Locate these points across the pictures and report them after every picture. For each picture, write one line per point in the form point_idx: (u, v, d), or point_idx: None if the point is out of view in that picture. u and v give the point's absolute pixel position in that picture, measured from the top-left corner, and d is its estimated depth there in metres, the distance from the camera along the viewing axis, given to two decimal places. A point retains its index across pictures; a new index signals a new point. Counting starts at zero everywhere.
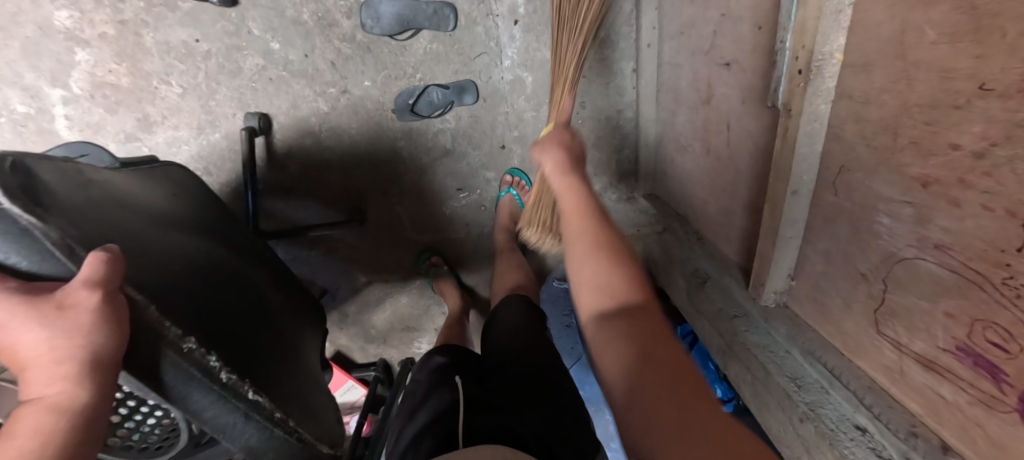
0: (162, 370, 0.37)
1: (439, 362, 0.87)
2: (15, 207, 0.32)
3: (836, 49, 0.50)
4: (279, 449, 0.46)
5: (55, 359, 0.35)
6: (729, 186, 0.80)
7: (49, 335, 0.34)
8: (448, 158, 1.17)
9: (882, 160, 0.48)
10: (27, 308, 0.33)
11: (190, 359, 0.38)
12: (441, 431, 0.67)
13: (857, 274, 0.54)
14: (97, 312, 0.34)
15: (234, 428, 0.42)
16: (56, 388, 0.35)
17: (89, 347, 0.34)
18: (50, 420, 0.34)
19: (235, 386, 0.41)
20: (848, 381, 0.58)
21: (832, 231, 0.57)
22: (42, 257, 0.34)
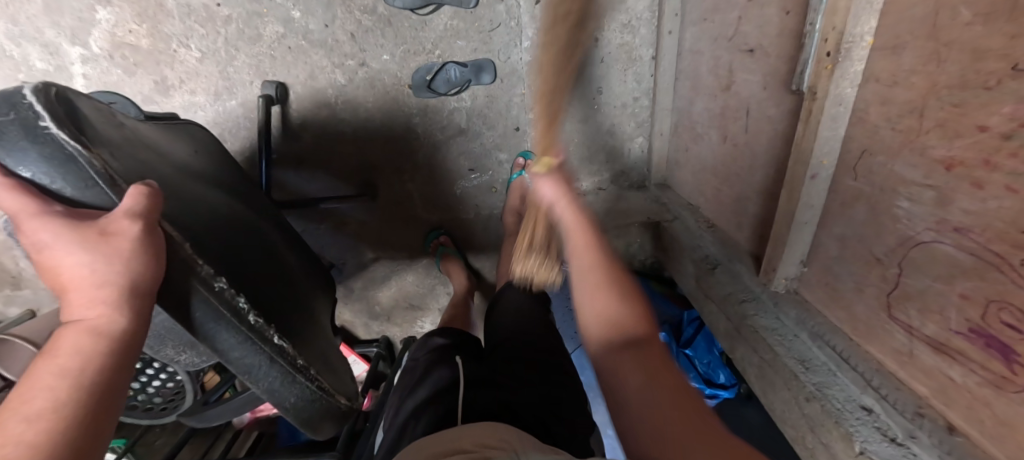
0: (195, 308, 0.39)
1: (438, 343, 0.88)
2: (63, 134, 0.35)
3: (866, 31, 0.50)
4: (300, 396, 0.49)
5: (96, 285, 0.36)
6: (744, 174, 0.80)
7: (91, 260, 0.35)
8: (462, 137, 1.17)
9: (906, 142, 0.48)
10: (72, 230, 0.35)
11: (219, 297, 0.40)
12: (440, 407, 0.67)
13: (871, 258, 0.55)
14: (139, 238, 0.36)
15: (259, 371, 0.45)
16: (96, 313, 0.36)
17: (129, 272, 0.35)
18: (90, 343, 0.35)
19: (260, 329, 0.44)
20: (857, 364, 0.59)
21: (849, 214, 0.57)
22: (85, 186, 0.36)
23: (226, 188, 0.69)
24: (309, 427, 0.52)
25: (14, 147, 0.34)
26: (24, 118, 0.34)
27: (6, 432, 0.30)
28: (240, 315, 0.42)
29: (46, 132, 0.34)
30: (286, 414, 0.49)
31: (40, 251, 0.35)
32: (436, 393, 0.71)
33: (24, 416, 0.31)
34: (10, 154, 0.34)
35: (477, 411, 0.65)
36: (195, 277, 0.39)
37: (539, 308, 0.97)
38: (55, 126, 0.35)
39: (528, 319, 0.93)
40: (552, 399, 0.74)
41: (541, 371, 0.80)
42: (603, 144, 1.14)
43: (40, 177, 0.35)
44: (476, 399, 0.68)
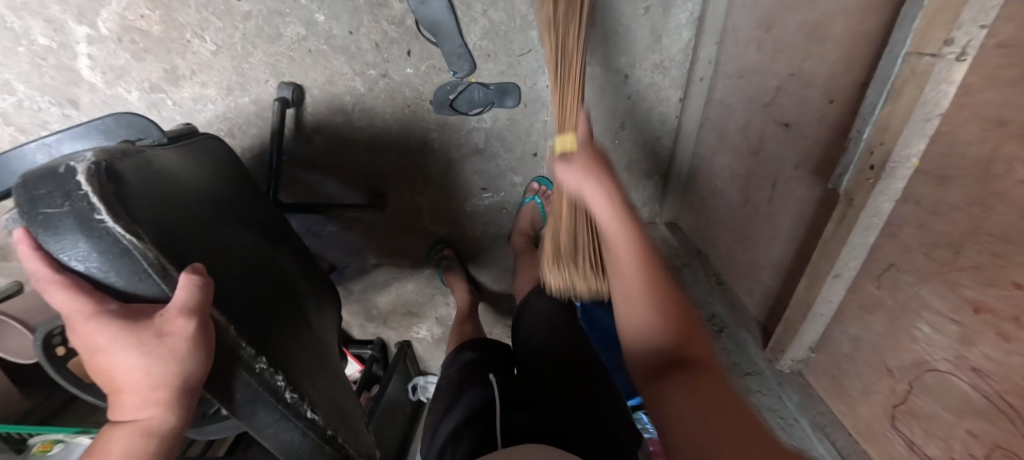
0: (235, 386, 0.40)
1: (467, 358, 0.96)
2: (117, 227, 0.33)
3: (914, 153, 0.49)
4: None
5: (149, 386, 0.34)
6: (763, 242, 0.81)
7: (145, 363, 0.33)
8: (478, 157, 1.15)
9: (937, 272, 0.49)
10: (127, 333, 0.32)
11: (257, 377, 0.41)
12: (479, 432, 0.74)
13: (883, 368, 0.56)
14: (194, 338, 0.34)
15: (291, 444, 0.45)
16: (148, 413, 0.34)
17: (182, 375, 0.34)
18: (139, 446, 0.34)
19: (296, 405, 0.44)
20: None
21: (866, 320, 0.58)
22: (138, 278, 0.34)
23: (242, 219, 0.67)
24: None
25: (70, 241, 0.32)
26: (78, 210, 0.32)
27: None
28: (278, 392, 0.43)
29: (102, 224, 0.32)
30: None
31: (92, 348, 0.33)
32: (470, 419, 0.78)
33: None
34: (68, 249, 0.32)
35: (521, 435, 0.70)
36: (240, 360, 0.40)
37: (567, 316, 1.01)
38: (110, 218, 0.33)
39: (556, 328, 0.97)
40: (589, 409, 0.79)
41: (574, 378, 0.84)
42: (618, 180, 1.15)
43: (96, 271, 0.33)
44: (519, 423, 0.72)
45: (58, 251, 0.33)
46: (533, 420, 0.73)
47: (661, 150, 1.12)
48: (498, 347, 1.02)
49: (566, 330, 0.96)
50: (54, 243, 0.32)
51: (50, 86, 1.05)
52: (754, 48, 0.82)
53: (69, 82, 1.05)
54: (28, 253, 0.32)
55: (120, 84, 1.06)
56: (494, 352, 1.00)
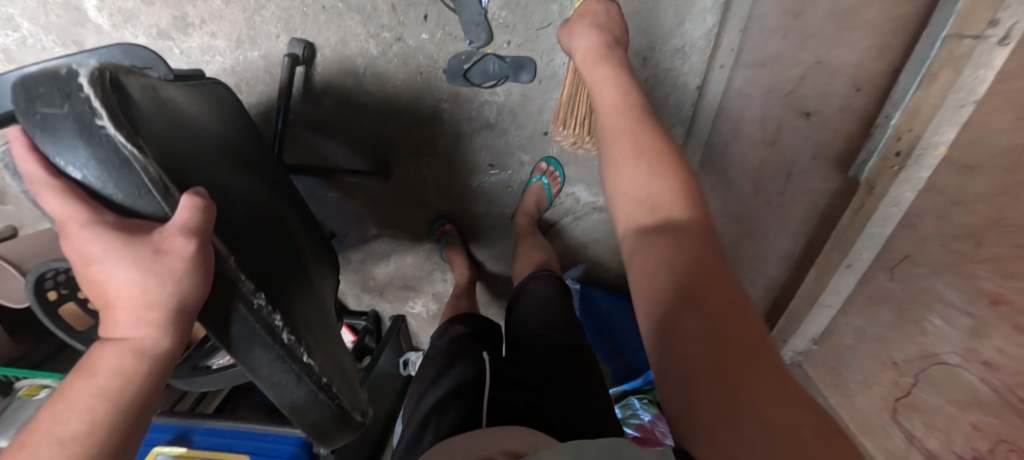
0: (231, 322, 0.38)
1: (458, 332, 0.96)
2: (119, 135, 0.31)
3: (943, 141, 0.48)
4: (320, 413, 0.48)
5: (142, 304, 0.35)
6: (771, 234, 0.80)
7: (141, 280, 0.34)
8: (488, 131, 1.13)
9: (953, 263, 0.48)
10: (123, 247, 0.33)
11: (256, 315, 0.39)
12: (464, 405, 0.71)
13: (888, 361, 0.56)
14: (192, 261, 0.34)
15: (287, 389, 0.44)
16: (141, 333, 0.35)
17: (175, 296, 0.34)
18: (131, 363, 0.35)
19: (292, 348, 0.43)
20: None
21: (874, 312, 0.58)
22: (139, 194, 0.33)
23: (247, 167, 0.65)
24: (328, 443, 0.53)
25: (68, 145, 0.31)
26: (79, 113, 0.31)
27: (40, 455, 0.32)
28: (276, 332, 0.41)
29: (103, 131, 0.31)
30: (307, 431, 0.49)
31: (88, 260, 0.34)
32: (454, 393, 0.76)
33: (58, 439, 0.33)
34: (67, 154, 0.31)
35: (506, 410, 0.68)
36: (239, 295, 0.39)
37: (564, 300, 1.00)
38: (113, 126, 0.31)
39: (552, 310, 0.97)
40: (577, 397, 0.78)
41: (565, 363, 0.84)
42: None
43: (94, 180, 0.32)
44: (506, 399, 0.71)
45: (56, 155, 0.31)
46: (519, 397, 0.72)
47: (673, 139, 1.11)
48: (490, 324, 1.02)
49: (562, 312, 0.96)
50: (52, 146, 0.31)
51: (55, 25, 1.02)
52: (777, 34, 0.79)
53: (75, 23, 1.02)
54: (25, 156, 0.32)
55: (127, 28, 1.03)
56: (486, 328, 0.99)
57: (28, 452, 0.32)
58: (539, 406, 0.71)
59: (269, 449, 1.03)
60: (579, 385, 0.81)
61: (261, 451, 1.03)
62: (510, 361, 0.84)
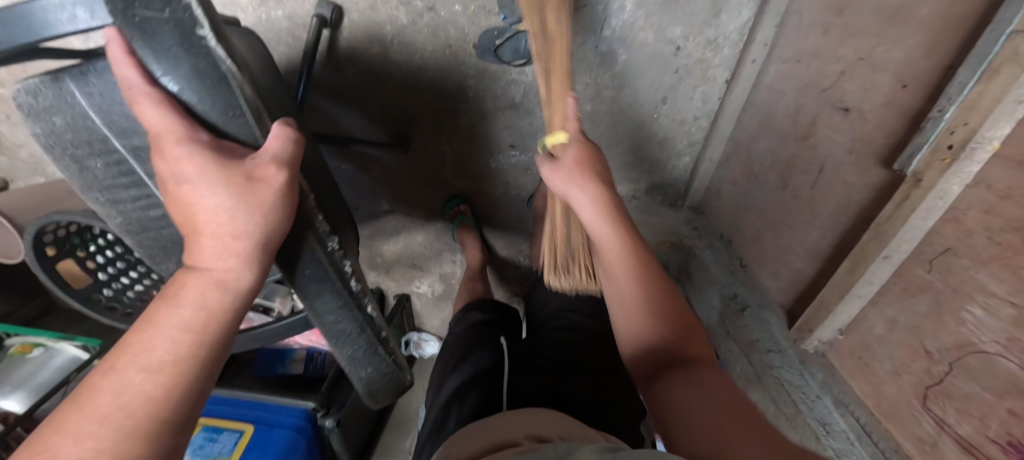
0: (304, 263, 0.42)
1: (479, 318, 0.94)
2: (218, 48, 0.34)
3: (997, 136, 0.48)
4: (375, 365, 0.55)
5: (232, 234, 0.35)
6: (798, 228, 0.81)
7: (232, 206, 0.34)
8: (512, 112, 1.12)
9: (997, 256, 0.48)
10: (221, 171, 0.34)
11: (330, 259, 0.44)
12: (484, 390, 0.71)
13: (919, 350, 0.57)
14: (282, 189, 0.37)
15: (347, 334, 0.50)
16: (226, 265, 0.36)
17: (265, 227, 0.36)
18: (215, 295, 0.36)
19: (357, 297, 0.49)
20: (877, 439, 0.64)
21: (907, 303, 0.59)
22: (232, 113, 0.37)
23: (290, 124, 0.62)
24: (371, 391, 0.58)
25: (169, 55, 0.33)
26: (181, 23, 0.32)
27: (127, 380, 0.32)
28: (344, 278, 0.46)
29: (203, 42, 0.33)
30: (357, 377, 0.55)
31: (179, 178, 0.34)
32: (478, 377, 0.74)
33: (144, 367, 0.33)
34: (166, 65, 0.34)
35: (526, 396, 0.68)
36: (313, 234, 0.41)
37: None
38: (215, 40, 0.34)
39: (568, 297, 0.95)
40: (597, 380, 0.76)
41: (584, 350, 0.82)
42: (649, 156, 1.14)
43: (189, 94, 0.35)
44: (524, 385, 0.70)
45: (154, 63, 0.33)
46: (540, 384, 0.71)
47: (695, 131, 1.10)
48: (507, 310, 1.01)
49: (580, 297, 0.95)
50: (150, 54, 0.33)
51: None
52: (817, 29, 0.79)
53: None
54: (116, 58, 0.32)
55: None
56: (505, 317, 0.98)
57: (115, 378, 0.32)
58: (558, 392, 0.70)
59: (274, 419, 1.01)
60: (602, 369, 0.79)
61: (265, 421, 1.00)
62: (529, 348, 0.83)
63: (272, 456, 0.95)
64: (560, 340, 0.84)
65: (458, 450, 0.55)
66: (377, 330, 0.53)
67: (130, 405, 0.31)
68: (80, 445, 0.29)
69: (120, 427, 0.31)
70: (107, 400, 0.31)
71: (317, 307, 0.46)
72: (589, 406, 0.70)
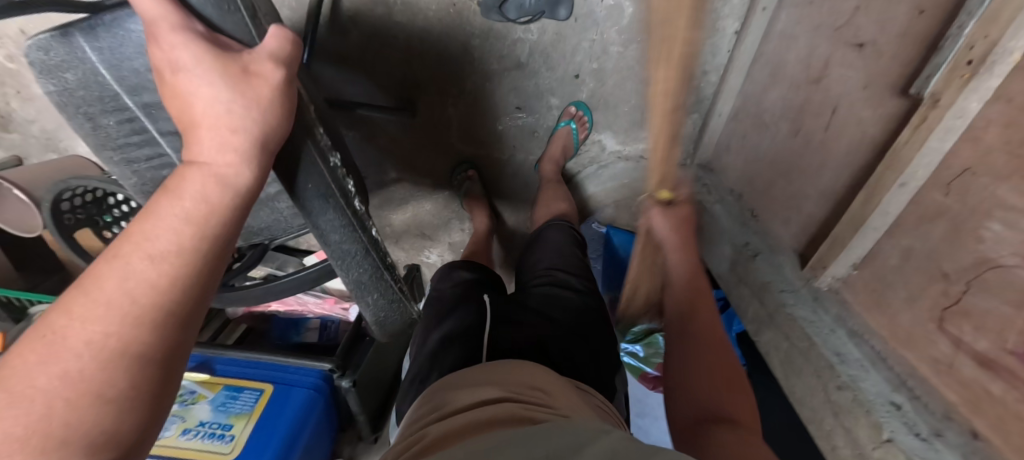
0: (302, 175, 0.39)
1: (465, 277, 0.88)
2: None
3: (1019, 46, 0.46)
4: (379, 290, 0.54)
5: (229, 128, 0.32)
6: (810, 171, 0.80)
7: (228, 99, 0.32)
8: (518, 73, 1.10)
9: (1018, 169, 0.48)
10: (217, 61, 0.31)
11: (332, 174, 0.42)
12: (467, 343, 0.68)
13: (937, 274, 0.57)
14: (279, 85, 0.34)
15: (351, 256, 0.48)
16: (225, 161, 0.33)
17: (261, 126, 0.33)
18: (215, 191, 0.33)
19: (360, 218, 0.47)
20: (894, 365, 0.65)
21: (924, 230, 0.59)
22: (229, 10, 0.33)
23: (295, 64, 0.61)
24: (377, 318, 0.58)
25: None
26: None
27: (132, 266, 0.30)
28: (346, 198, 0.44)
29: None
30: (364, 304, 0.54)
31: (173, 66, 0.31)
32: (470, 329, 0.71)
33: (148, 254, 0.31)
34: None
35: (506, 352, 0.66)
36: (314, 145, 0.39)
37: (573, 249, 0.97)
38: None
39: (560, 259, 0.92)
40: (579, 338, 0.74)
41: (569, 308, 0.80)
42: None
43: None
44: (507, 339, 0.68)
45: None
46: (528, 341, 0.68)
47: (705, 87, 1.09)
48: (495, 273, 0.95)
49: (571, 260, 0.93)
50: None
51: None
52: None
53: None
54: None
55: None
56: (491, 278, 0.91)
57: (119, 264, 0.30)
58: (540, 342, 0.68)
59: (294, 379, 1.03)
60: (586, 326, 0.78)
61: (284, 381, 1.03)
62: (518, 303, 0.79)
63: (291, 414, 0.97)
64: (548, 295, 0.82)
65: (438, 397, 0.51)
66: (382, 255, 0.52)
67: (135, 293, 0.30)
68: (87, 327, 0.28)
69: (126, 312, 0.29)
70: (112, 284, 0.29)
71: (320, 227, 0.43)
72: (572, 361, 0.68)
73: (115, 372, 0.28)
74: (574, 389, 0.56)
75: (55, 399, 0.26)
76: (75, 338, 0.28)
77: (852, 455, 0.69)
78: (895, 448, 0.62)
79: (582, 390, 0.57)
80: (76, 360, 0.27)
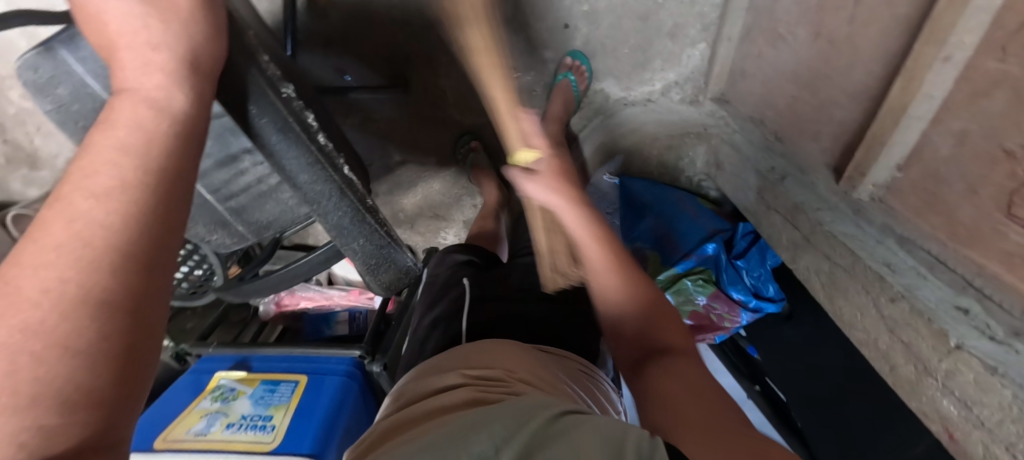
0: (252, 102, 0.46)
1: (459, 260, 0.78)
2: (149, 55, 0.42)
3: None
4: (369, 234, 0.67)
5: (149, 45, 0.34)
6: (836, 74, 0.71)
7: (142, 14, 0.33)
8: (506, 29, 1.04)
9: None
10: None
11: (284, 104, 0.49)
12: (449, 334, 0.63)
13: (1000, 153, 0.48)
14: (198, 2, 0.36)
15: (325, 197, 0.57)
16: (154, 82, 0.33)
17: (185, 39, 0.35)
18: (149, 117, 0.32)
19: (324, 153, 0.56)
20: (954, 265, 0.56)
21: (979, 106, 0.50)
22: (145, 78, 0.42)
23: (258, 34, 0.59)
24: (368, 263, 0.72)
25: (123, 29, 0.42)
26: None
27: (74, 207, 0.28)
28: (306, 130, 0.53)
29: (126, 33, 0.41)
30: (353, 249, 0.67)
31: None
32: (455, 312, 0.66)
33: (92, 193, 0.28)
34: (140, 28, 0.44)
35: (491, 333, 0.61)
36: (258, 71, 0.45)
37: None
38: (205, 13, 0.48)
39: None
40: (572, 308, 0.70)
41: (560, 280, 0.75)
42: (661, 50, 1.06)
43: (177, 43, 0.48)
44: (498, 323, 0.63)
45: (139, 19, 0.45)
46: (515, 321, 0.65)
47: (708, 11, 1.01)
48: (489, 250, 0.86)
49: None
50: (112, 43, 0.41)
51: None
52: None
53: None
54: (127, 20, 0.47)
55: None
56: (488, 255, 0.83)
57: (63, 206, 0.28)
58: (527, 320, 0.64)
59: (327, 368, 1.06)
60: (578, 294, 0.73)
61: (317, 371, 1.05)
62: (509, 281, 0.72)
63: (328, 400, 0.98)
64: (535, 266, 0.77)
65: (428, 383, 0.53)
66: (357, 196, 0.62)
67: (85, 233, 0.27)
68: (39, 274, 0.25)
69: (81, 256, 0.26)
70: (60, 228, 0.27)
71: (286, 163, 0.51)
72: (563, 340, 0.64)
73: (80, 322, 0.24)
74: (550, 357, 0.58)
75: (19, 353, 0.22)
76: (29, 287, 0.24)
77: (916, 372, 0.60)
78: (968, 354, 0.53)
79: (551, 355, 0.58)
80: (35, 311, 0.24)
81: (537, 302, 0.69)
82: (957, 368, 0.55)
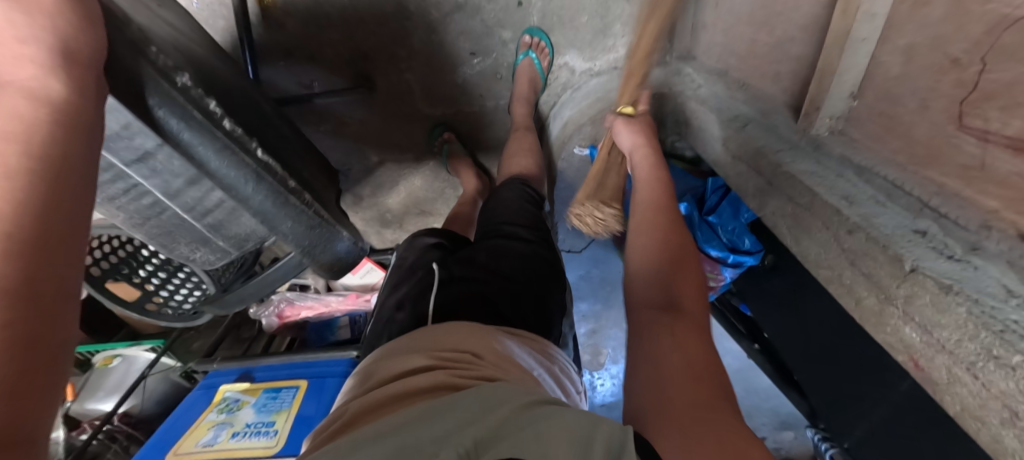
0: (148, 94, 0.47)
1: (428, 243, 0.79)
2: None
3: None
4: (295, 216, 0.65)
5: (17, 40, 0.35)
6: (786, 8, 0.68)
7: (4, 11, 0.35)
8: (461, 14, 1.05)
9: None
10: None
11: (184, 94, 0.50)
12: (413, 313, 0.65)
13: (947, 60, 0.45)
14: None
15: (243, 184, 0.57)
16: (30, 75, 0.35)
17: (54, 33, 0.36)
18: (26, 105, 0.34)
19: (238, 138, 0.57)
20: (911, 188, 0.55)
21: (921, 15, 0.47)
22: None
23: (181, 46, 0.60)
24: (303, 247, 0.69)
25: None
26: None
27: None
28: (211, 117, 0.53)
29: None
30: (281, 232, 0.64)
31: None
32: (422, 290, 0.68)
33: None
34: None
35: (451, 312, 0.63)
36: (151, 67, 0.46)
37: (531, 204, 0.90)
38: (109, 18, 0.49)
39: (515, 210, 0.87)
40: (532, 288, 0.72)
41: (525, 261, 0.76)
42: (619, 14, 1.04)
43: None
44: (456, 299, 0.65)
45: None
46: (475, 298, 0.66)
47: None
48: (458, 235, 0.86)
49: (528, 212, 0.87)
50: None
51: None
52: None
53: None
54: None
55: None
56: (458, 240, 0.84)
57: None
58: (488, 297, 0.66)
59: (327, 371, 1.08)
60: (539, 274, 0.75)
61: (317, 375, 1.07)
62: (475, 260, 0.73)
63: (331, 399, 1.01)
64: (497, 248, 0.77)
65: (386, 362, 0.51)
66: (277, 179, 0.62)
67: None
68: None
69: None
70: None
71: (196, 154, 0.52)
72: (525, 320, 0.67)
73: None
74: (504, 334, 0.58)
75: None
76: None
77: (877, 301, 0.55)
78: (922, 276, 0.49)
79: (510, 335, 0.59)
80: None
81: (498, 280, 0.70)
82: (914, 291, 0.49)
